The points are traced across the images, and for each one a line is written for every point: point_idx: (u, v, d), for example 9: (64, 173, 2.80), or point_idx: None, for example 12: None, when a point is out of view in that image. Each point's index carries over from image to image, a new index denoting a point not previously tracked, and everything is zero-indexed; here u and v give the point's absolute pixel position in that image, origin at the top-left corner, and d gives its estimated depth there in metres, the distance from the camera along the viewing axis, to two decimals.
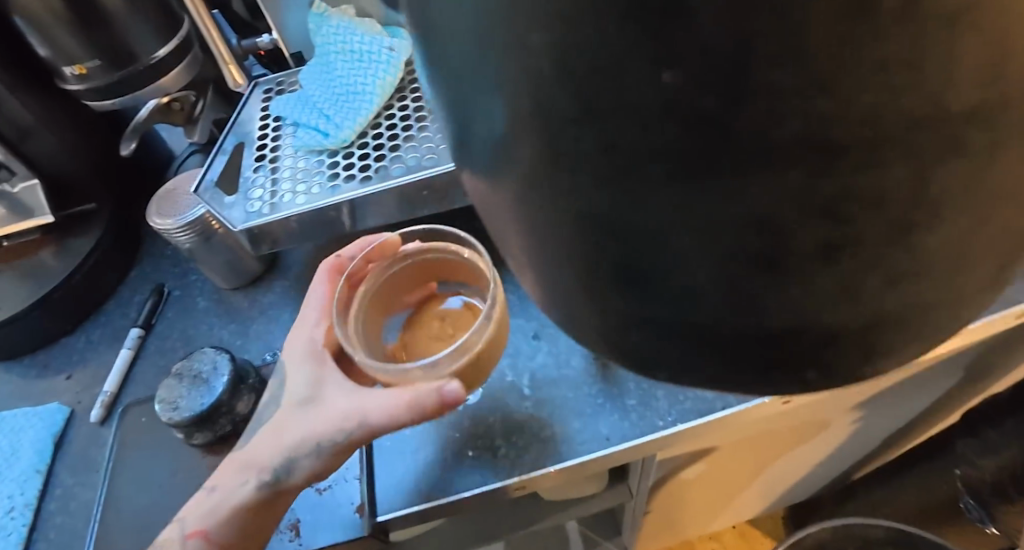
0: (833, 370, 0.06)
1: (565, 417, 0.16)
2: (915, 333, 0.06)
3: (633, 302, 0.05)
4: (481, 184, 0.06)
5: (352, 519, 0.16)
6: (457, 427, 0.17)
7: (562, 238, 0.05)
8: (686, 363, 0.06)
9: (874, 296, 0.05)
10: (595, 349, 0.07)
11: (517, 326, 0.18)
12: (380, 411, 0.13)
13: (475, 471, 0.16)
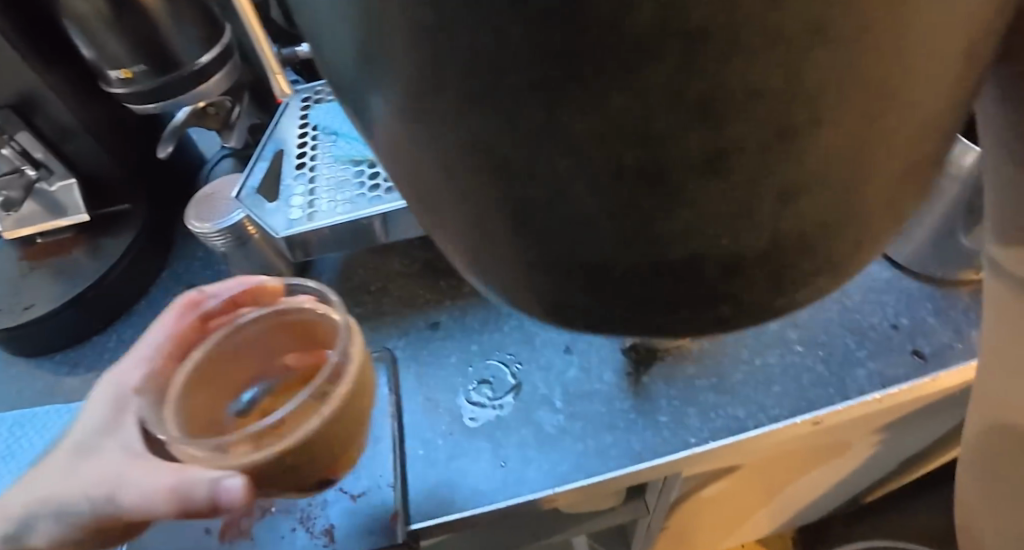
0: (742, 293, 0.06)
1: (596, 431, 0.17)
2: (821, 250, 0.06)
3: (535, 229, 0.06)
4: (369, 134, 0.06)
5: (383, 526, 0.16)
6: (486, 437, 0.17)
7: (453, 170, 0.05)
8: (596, 290, 0.06)
9: (770, 213, 0.05)
10: (516, 295, 0.07)
11: (550, 339, 0.18)
12: (144, 481, 0.13)
13: (507, 482, 0.16)
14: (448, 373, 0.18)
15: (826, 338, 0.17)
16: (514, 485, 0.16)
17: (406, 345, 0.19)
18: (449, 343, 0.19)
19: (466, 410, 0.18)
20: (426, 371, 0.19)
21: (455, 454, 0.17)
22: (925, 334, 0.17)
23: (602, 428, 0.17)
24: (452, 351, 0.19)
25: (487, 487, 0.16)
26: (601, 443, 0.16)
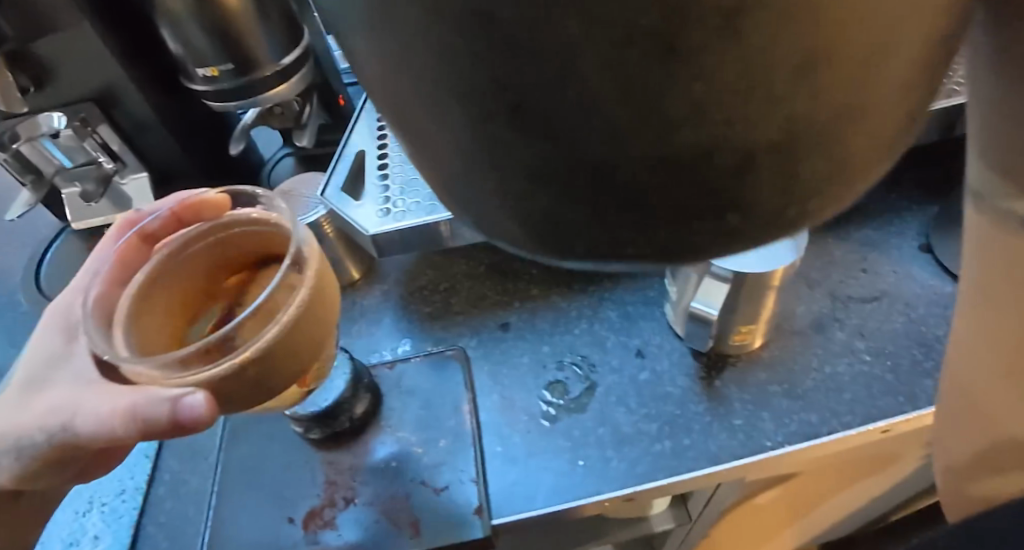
0: (762, 170, 0.08)
1: (681, 439, 0.26)
2: (833, 128, 0.07)
3: (571, 106, 0.07)
4: (384, 61, 0.07)
5: (474, 517, 0.25)
6: (573, 453, 0.26)
7: (485, 54, 0.07)
8: (631, 172, 0.07)
9: (779, 88, 0.07)
10: (543, 199, 0.08)
11: (628, 344, 0.29)
12: (90, 416, 0.18)
13: (585, 477, 0.26)
14: (519, 376, 0.29)
15: (894, 349, 0.27)
16: (580, 486, 0.26)
17: (476, 344, 0.30)
18: (518, 343, 0.30)
19: (537, 416, 0.28)
20: (495, 367, 0.30)
21: (532, 456, 0.27)
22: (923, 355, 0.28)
23: (639, 436, 0.27)
24: (518, 351, 0.30)
25: (552, 490, 0.26)
26: (634, 449, 0.26)
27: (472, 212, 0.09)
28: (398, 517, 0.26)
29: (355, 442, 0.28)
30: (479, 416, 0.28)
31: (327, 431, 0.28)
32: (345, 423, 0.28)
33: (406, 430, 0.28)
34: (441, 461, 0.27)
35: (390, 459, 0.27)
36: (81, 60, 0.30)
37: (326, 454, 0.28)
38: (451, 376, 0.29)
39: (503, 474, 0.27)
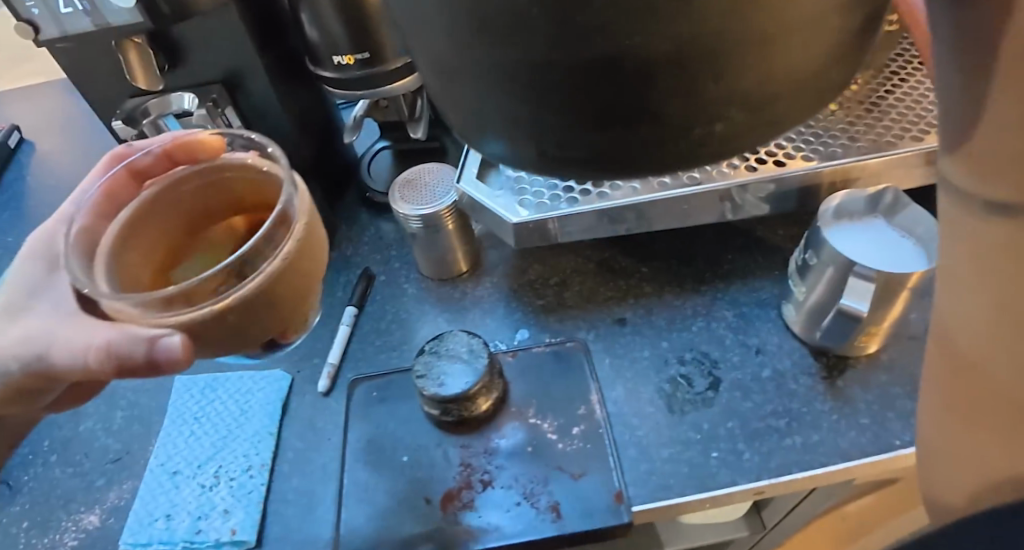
0: (678, 79, 0.13)
1: (811, 435, 0.50)
2: (729, 56, 0.12)
3: (548, 45, 0.12)
4: (447, 29, 0.13)
5: (618, 507, 0.48)
6: (698, 430, 0.51)
7: (501, 16, 0.12)
8: (590, 85, 0.13)
9: (675, 24, 0.12)
10: (547, 112, 0.14)
11: (750, 346, 0.56)
12: (86, 340, 0.33)
13: (717, 462, 0.50)
14: (644, 363, 0.56)
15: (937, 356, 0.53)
16: (717, 474, 0.49)
17: (596, 337, 0.58)
18: (640, 339, 0.58)
19: (664, 409, 0.53)
20: (616, 359, 0.57)
21: (668, 448, 0.51)
22: None
23: (762, 433, 0.51)
24: (639, 348, 0.57)
25: (689, 478, 0.49)
26: (758, 443, 0.50)
27: (496, 129, 0.15)
28: (538, 502, 0.49)
29: (491, 426, 0.53)
30: (605, 407, 0.54)
31: (458, 413, 0.52)
32: (471, 408, 0.52)
33: (531, 408, 0.54)
34: (584, 456, 0.51)
35: (526, 440, 0.52)
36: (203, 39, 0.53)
37: (455, 430, 0.53)
38: (575, 356, 0.57)
39: (660, 471, 0.50)
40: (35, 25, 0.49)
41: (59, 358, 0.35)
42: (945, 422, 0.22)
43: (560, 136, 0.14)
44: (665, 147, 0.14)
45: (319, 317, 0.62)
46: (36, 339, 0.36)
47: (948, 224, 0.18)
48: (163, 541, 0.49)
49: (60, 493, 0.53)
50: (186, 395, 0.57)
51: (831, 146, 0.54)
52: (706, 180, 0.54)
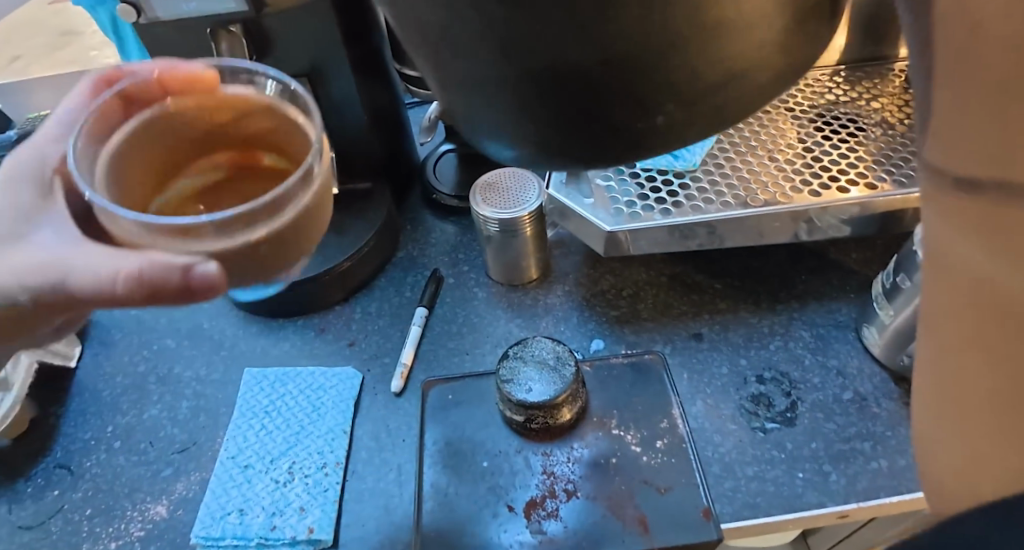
0: (619, 86, 0.16)
1: (897, 459, 0.51)
2: (655, 67, 0.15)
3: (512, 62, 0.16)
4: (441, 51, 0.17)
5: (707, 522, 0.48)
6: (782, 450, 0.52)
7: (473, 45, 0.16)
8: (550, 93, 0.16)
9: (606, 44, 0.15)
10: (524, 116, 0.17)
11: (832, 365, 0.57)
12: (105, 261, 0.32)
13: (805, 485, 0.50)
14: (724, 377, 0.57)
15: None
16: (803, 495, 0.50)
17: (672, 349, 0.60)
18: (720, 356, 0.59)
19: (746, 427, 0.54)
20: (694, 374, 0.58)
21: (753, 466, 0.52)
22: None
23: (847, 455, 0.52)
24: (717, 364, 0.58)
25: (776, 498, 0.50)
26: (844, 466, 0.51)
27: (488, 127, 0.19)
28: (625, 513, 0.49)
29: (574, 435, 0.54)
30: (686, 422, 0.54)
31: (540, 421, 0.52)
32: (540, 419, 0.52)
33: (614, 419, 0.54)
34: (669, 471, 0.51)
35: (610, 451, 0.52)
36: (302, 40, 0.59)
37: (529, 437, 0.53)
38: (651, 369, 0.58)
39: (745, 489, 0.51)
40: (138, 7, 0.56)
41: (46, 280, 0.34)
42: (927, 413, 0.22)
43: (534, 131, 0.18)
44: (616, 137, 0.17)
45: (389, 316, 0.65)
46: (14, 260, 0.35)
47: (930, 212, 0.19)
48: (236, 536, 0.51)
49: (124, 482, 0.56)
50: (256, 389, 0.60)
51: (919, 173, 0.59)
52: (793, 201, 0.57)
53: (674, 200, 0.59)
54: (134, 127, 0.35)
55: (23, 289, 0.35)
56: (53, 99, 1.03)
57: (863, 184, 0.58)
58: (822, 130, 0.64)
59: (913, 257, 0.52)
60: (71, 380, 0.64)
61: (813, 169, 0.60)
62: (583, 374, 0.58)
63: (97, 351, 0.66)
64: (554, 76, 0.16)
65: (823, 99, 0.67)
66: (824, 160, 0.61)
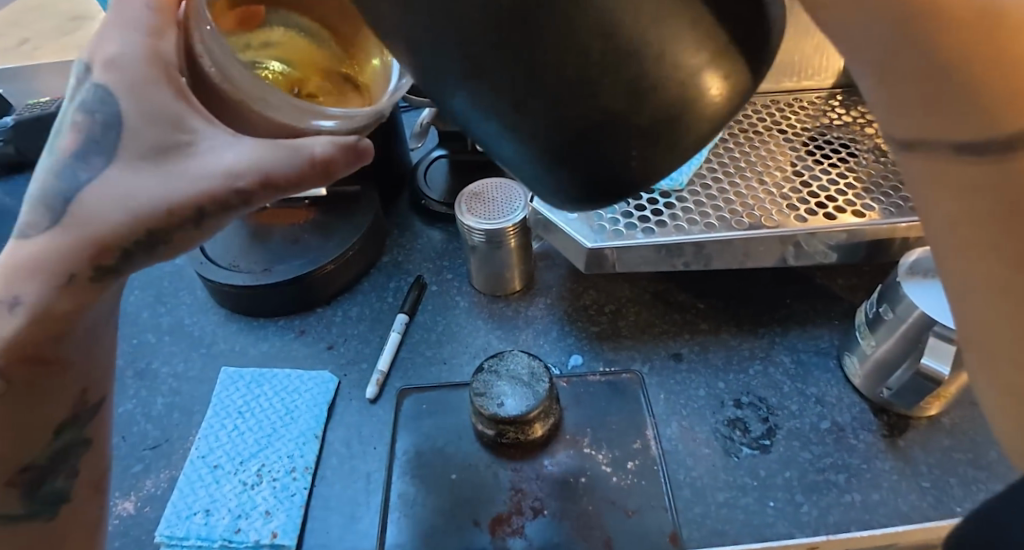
0: (593, 122, 0.20)
1: (870, 492, 0.51)
2: (617, 101, 0.19)
3: (510, 99, 0.20)
4: (455, 99, 0.22)
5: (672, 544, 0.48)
6: (755, 477, 0.52)
7: (481, 87, 0.20)
8: (541, 128, 0.20)
9: (575, 81, 0.19)
10: (529, 147, 0.21)
11: (810, 393, 0.57)
12: (265, 152, 0.28)
13: (776, 512, 0.50)
14: (700, 399, 0.57)
15: (977, 430, 0.54)
16: (773, 525, 0.49)
17: (650, 369, 0.59)
18: (696, 378, 0.58)
19: (720, 451, 0.53)
20: (671, 395, 0.57)
21: (724, 492, 0.51)
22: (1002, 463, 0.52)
23: (820, 486, 0.51)
24: (695, 386, 0.58)
25: (745, 527, 0.49)
26: (817, 497, 0.50)
27: (506, 162, 0.22)
28: (593, 535, 0.48)
29: (545, 451, 0.53)
30: (660, 443, 0.54)
31: (513, 436, 0.52)
32: (511, 434, 0.52)
33: (586, 437, 0.54)
34: (639, 494, 0.50)
35: (580, 469, 0.52)
36: None
37: (500, 451, 0.53)
38: (626, 388, 0.57)
39: (714, 515, 0.50)
40: None
41: (204, 187, 0.29)
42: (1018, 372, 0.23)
43: (537, 160, 0.21)
44: (610, 166, 0.21)
45: (370, 320, 0.65)
46: (164, 171, 0.30)
47: (923, 175, 0.23)
48: (199, 537, 0.50)
49: None
50: (232, 388, 0.60)
51: (906, 203, 0.58)
52: (781, 225, 0.57)
53: (658, 220, 0.59)
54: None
55: (175, 203, 0.30)
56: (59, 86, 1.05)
57: (851, 211, 0.58)
58: (814, 154, 0.64)
59: (897, 288, 0.52)
60: None
61: (802, 194, 0.59)
62: (557, 391, 0.57)
63: None
64: (545, 110, 0.20)
65: (817, 122, 0.67)
66: (813, 185, 0.60)
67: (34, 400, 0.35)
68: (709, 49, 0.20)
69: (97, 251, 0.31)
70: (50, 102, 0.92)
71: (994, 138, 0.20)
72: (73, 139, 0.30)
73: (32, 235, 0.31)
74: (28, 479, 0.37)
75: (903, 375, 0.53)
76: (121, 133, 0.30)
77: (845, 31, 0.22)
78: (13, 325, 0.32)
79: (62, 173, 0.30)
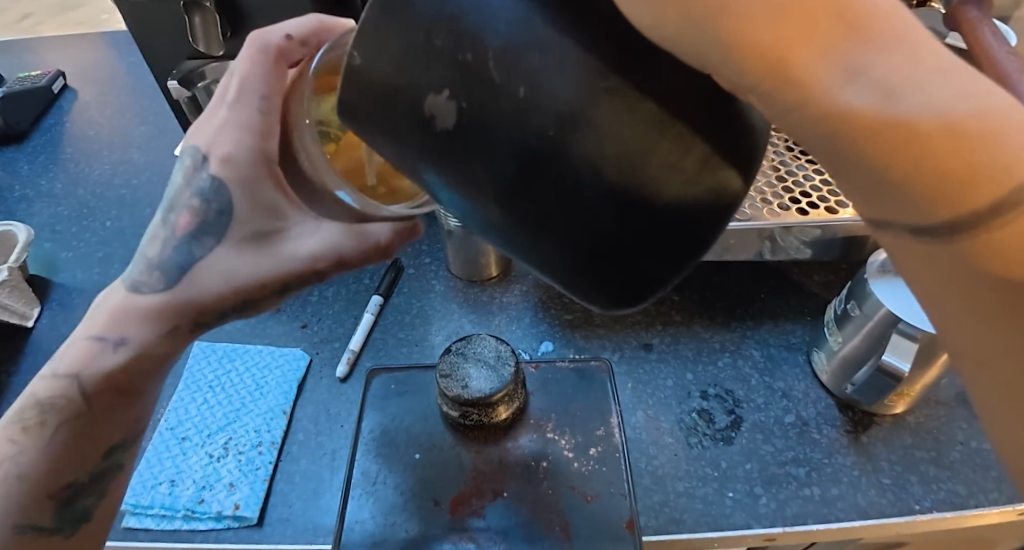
0: (581, 211, 0.23)
1: (828, 487, 0.51)
2: (592, 191, 0.23)
3: (504, 199, 0.24)
4: (462, 203, 0.25)
5: (626, 530, 0.47)
6: (715, 469, 0.52)
7: (482, 193, 0.24)
8: (537, 219, 0.24)
9: (550, 173, 0.23)
10: (529, 238, 0.25)
11: (777, 388, 0.57)
12: (347, 242, 0.34)
13: (735, 506, 0.50)
14: (667, 391, 0.57)
15: (944, 429, 0.54)
16: (730, 515, 0.49)
17: (619, 358, 0.60)
18: (664, 368, 0.59)
19: (683, 441, 0.54)
20: (638, 384, 0.58)
21: (684, 482, 0.51)
22: (966, 462, 0.52)
23: (780, 479, 0.51)
24: (663, 376, 0.58)
25: (703, 516, 0.49)
26: (776, 490, 0.50)
27: (518, 252, 0.26)
28: (552, 518, 0.49)
29: (509, 435, 0.54)
30: (623, 431, 0.54)
31: (477, 420, 0.52)
32: (475, 419, 0.52)
33: (550, 422, 0.54)
34: (598, 479, 0.51)
35: (542, 453, 0.52)
36: None
37: (462, 435, 0.53)
38: (594, 375, 0.57)
39: (672, 503, 0.50)
40: None
41: (296, 271, 0.34)
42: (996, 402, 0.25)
43: (546, 249, 0.25)
44: (606, 256, 0.24)
45: (346, 301, 0.66)
46: (264, 255, 0.34)
47: (896, 249, 0.24)
48: (164, 506, 0.50)
49: None
50: (204, 362, 0.60)
51: None
52: (754, 218, 0.56)
53: None
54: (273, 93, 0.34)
55: (270, 282, 0.34)
56: (53, 60, 1.06)
57: (824, 208, 0.57)
58: (793, 149, 0.64)
59: (865, 285, 0.52)
60: (25, 340, 0.64)
61: (777, 189, 0.59)
62: (524, 376, 0.58)
63: (54, 313, 0.66)
64: (536, 207, 0.24)
65: None
66: (790, 179, 0.60)
67: (99, 425, 0.37)
68: (695, 160, 0.23)
69: (196, 312, 0.35)
70: (41, 75, 0.96)
71: (943, 225, 0.22)
72: (188, 220, 0.34)
73: (142, 294, 0.35)
74: (66, 495, 0.38)
75: (868, 372, 0.53)
76: (229, 218, 0.33)
77: (790, 130, 0.23)
78: (114, 362, 0.36)
79: (179, 248, 0.34)
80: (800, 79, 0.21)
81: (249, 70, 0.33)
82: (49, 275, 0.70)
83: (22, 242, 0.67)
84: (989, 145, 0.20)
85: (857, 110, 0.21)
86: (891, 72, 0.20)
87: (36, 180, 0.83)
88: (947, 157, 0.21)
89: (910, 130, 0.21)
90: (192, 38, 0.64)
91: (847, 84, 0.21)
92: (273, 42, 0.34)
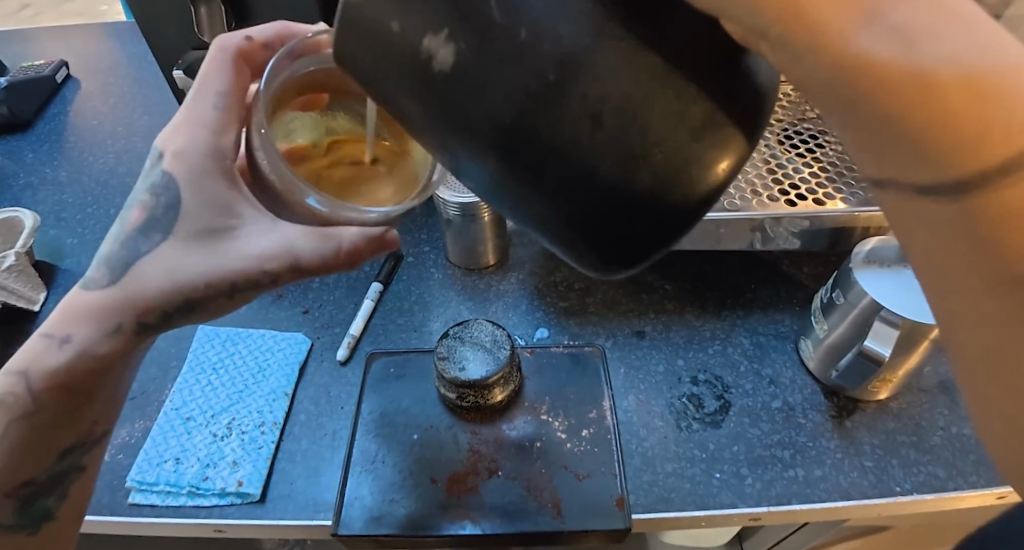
0: (588, 171, 0.24)
1: (811, 468, 0.52)
2: (595, 153, 0.24)
3: (511, 161, 0.25)
4: (474, 174, 0.26)
5: (616, 505, 0.50)
6: (703, 450, 0.54)
7: (490, 157, 0.25)
8: (544, 184, 0.25)
9: (551, 135, 0.24)
10: (535, 205, 0.26)
11: (765, 374, 0.59)
12: (302, 243, 0.34)
13: (724, 487, 0.51)
14: (658, 375, 0.59)
15: (926, 418, 0.56)
16: (717, 495, 0.51)
17: (612, 344, 0.62)
18: (655, 353, 0.61)
19: (673, 424, 0.55)
20: (630, 370, 0.60)
21: (672, 462, 0.53)
22: (948, 448, 0.54)
23: (765, 461, 0.53)
24: (654, 362, 0.60)
25: (690, 495, 0.51)
26: (761, 471, 0.52)
27: (527, 218, 0.27)
28: (543, 497, 0.50)
29: (504, 417, 0.55)
30: (615, 414, 0.56)
31: (474, 402, 0.54)
32: (471, 401, 0.54)
33: (544, 405, 0.56)
34: (590, 460, 0.52)
35: (536, 435, 0.54)
36: None
37: (457, 418, 0.55)
38: (585, 360, 0.59)
39: (660, 483, 0.52)
40: None
41: (238, 268, 0.34)
42: (985, 382, 0.27)
43: (553, 217, 0.26)
44: (614, 221, 0.25)
45: (347, 289, 0.67)
46: (213, 251, 0.35)
47: (898, 221, 0.27)
48: (169, 482, 0.52)
49: None
50: (208, 344, 0.61)
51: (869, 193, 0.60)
52: (744, 210, 0.58)
53: None
54: (234, 86, 0.38)
55: (214, 279, 0.35)
56: (54, 51, 1.07)
57: (812, 200, 0.59)
58: (785, 143, 0.65)
59: (851, 273, 0.54)
60: (31, 323, 0.65)
61: (767, 181, 0.61)
62: (519, 360, 0.59)
63: (60, 297, 0.68)
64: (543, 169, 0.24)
65: (790, 113, 0.68)
66: (781, 172, 0.62)
67: (55, 425, 0.39)
68: (699, 115, 0.23)
69: (139, 309, 0.36)
70: (43, 65, 0.97)
71: (954, 181, 0.24)
72: (141, 215, 0.36)
73: (92, 289, 0.36)
74: (28, 492, 0.40)
75: (851, 358, 0.54)
76: (177, 213, 0.35)
77: (804, 82, 0.26)
78: (58, 360, 0.36)
79: (128, 244, 0.36)
80: (824, 24, 0.24)
81: (209, 70, 0.38)
82: (54, 261, 0.71)
83: (29, 228, 0.69)
84: (1005, 95, 0.23)
85: (874, 54, 0.24)
86: (905, 19, 0.24)
87: (40, 168, 0.84)
88: (959, 103, 0.23)
89: (928, 80, 0.23)
90: (198, 29, 0.66)
91: (862, 29, 0.24)
92: (234, 45, 0.39)
